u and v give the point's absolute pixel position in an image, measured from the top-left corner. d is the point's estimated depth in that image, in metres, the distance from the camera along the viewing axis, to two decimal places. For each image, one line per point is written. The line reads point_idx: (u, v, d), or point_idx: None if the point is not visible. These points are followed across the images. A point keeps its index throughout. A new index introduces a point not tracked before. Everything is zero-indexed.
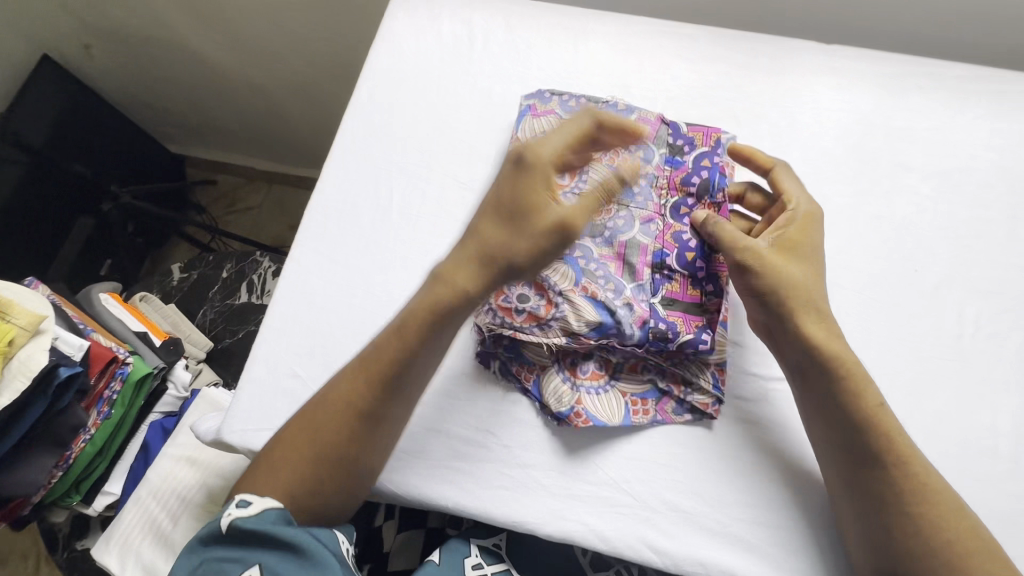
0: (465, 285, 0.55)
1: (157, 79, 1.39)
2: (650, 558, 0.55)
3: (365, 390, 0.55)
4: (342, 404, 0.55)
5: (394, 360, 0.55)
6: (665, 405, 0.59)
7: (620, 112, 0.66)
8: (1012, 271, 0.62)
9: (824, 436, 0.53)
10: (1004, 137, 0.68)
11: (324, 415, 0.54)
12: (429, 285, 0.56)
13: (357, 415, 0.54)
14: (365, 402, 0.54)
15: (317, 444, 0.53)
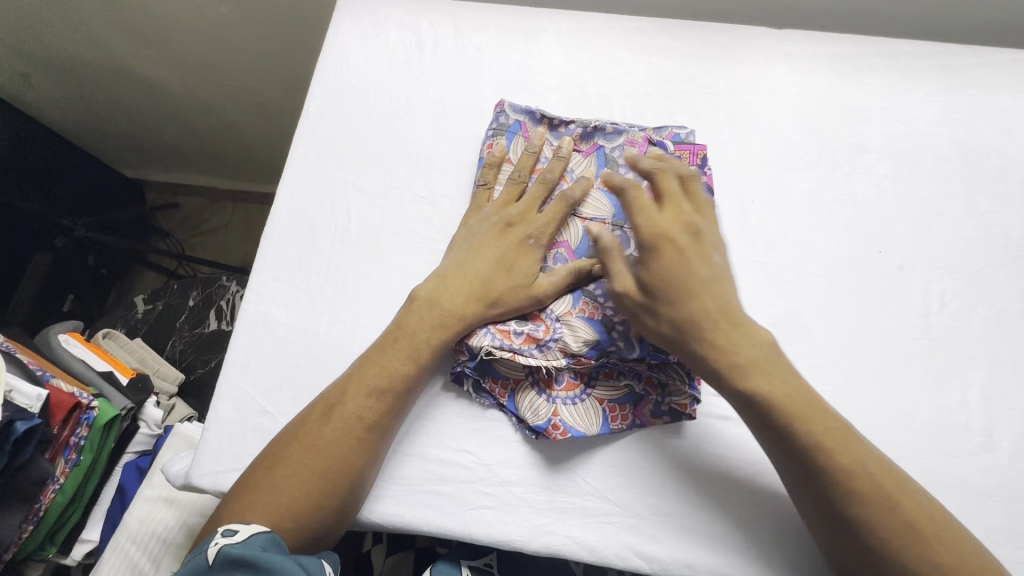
0: (454, 315, 0.57)
1: (104, 104, 1.33)
2: (639, 566, 0.55)
3: (372, 403, 0.54)
4: (351, 419, 0.53)
5: (401, 374, 0.55)
6: (643, 408, 0.58)
7: (609, 137, 0.65)
8: (972, 244, 0.63)
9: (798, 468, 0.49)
10: (956, 111, 0.68)
11: (328, 432, 0.52)
12: (419, 314, 0.57)
13: (366, 429, 0.53)
14: (376, 415, 0.54)
15: (329, 460, 0.52)
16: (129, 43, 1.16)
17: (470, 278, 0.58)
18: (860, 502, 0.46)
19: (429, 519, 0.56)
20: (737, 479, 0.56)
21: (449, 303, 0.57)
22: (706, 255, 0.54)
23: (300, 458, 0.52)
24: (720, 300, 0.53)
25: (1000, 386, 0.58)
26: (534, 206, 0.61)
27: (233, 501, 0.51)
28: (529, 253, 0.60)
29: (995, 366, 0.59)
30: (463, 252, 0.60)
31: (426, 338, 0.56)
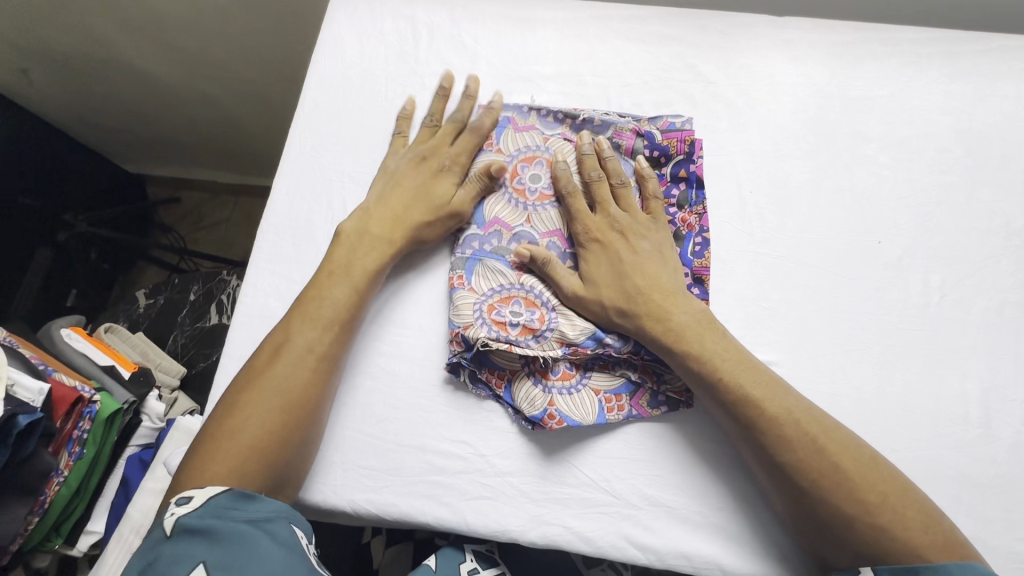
0: (382, 240, 0.60)
1: (104, 98, 1.33)
2: (634, 555, 0.55)
3: (322, 335, 0.56)
4: (305, 353, 0.54)
5: (345, 303, 0.57)
6: (640, 398, 0.58)
7: (597, 129, 0.65)
8: (974, 234, 0.62)
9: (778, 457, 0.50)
10: (959, 98, 0.67)
11: (282, 365, 0.54)
12: (344, 247, 0.60)
13: (319, 360, 0.55)
14: (329, 346, 0.56)
15: (288, 392, 0.52)
16: (126, 36, 1.15)
17: (392, 207, 0.62)
18: (825, 487, 0.48)
19: (426, 510, 0.57)
20: (733, 470, 0.56)
21: (375, 229, 0.61)
22: (634, 244, 0.59)
23: (261, 393, 0.52)
24: (654, 283, 0.57)
25: (999, 377, 0.57)
26: (444, 139, 0.66)
27: (195, 457, 0.49)
28: (444, 180, 0.64)
29: (994, 357, 0.58)
30: (384, 187, 0.64)
31: (359, 263, 0.59)
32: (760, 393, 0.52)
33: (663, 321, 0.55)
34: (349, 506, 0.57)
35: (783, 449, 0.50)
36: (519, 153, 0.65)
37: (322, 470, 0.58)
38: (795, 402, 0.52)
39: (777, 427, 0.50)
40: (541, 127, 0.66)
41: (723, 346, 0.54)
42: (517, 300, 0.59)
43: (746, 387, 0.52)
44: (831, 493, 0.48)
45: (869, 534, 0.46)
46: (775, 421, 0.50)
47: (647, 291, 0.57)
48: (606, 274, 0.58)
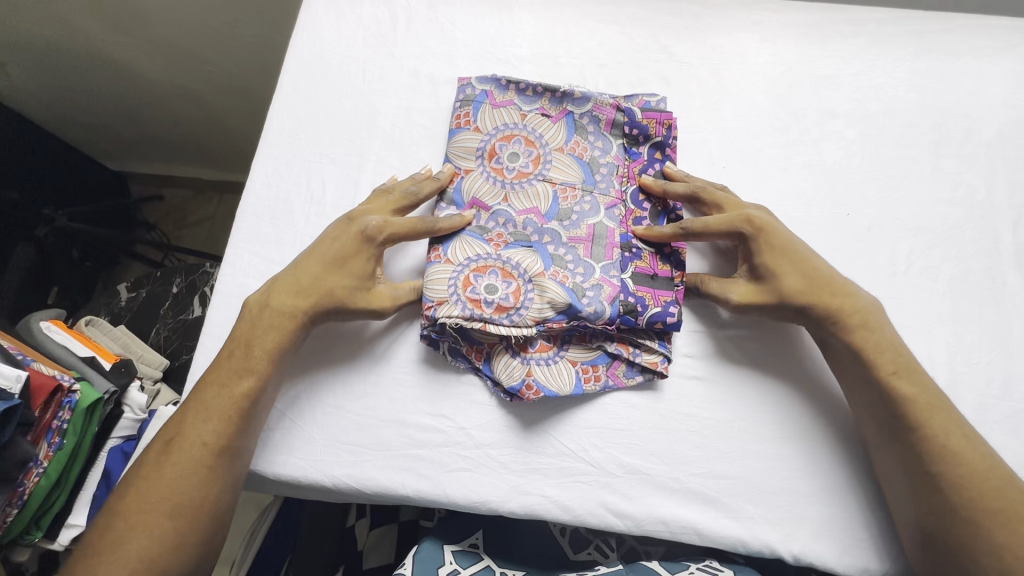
0: (289, 312, 0.57)
1: (82, 94, 1.32)
2: (613, 522, 0.56)
3: (216, 427, 0.53)
4: (193, 446, 0.52)
5: (239, 390, 0.54)
6: (617, 368, 0.59)
7: (577, 102, 0.65)
8: (939, 206, 0.64)
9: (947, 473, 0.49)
10: (924, 76, 0.69)
11: (175, 467, 0.51)
12: (251, 318, 0.57)
13: (214, 455, 0.52)
14: (220, 437, 0.53)
15: (179, 489, 0.50)
16: (104, 27, 1.14)
17: (307, 274, 0.58)
18: (967, 507, 0.48)
19: (405, 484, 0.57)
20: (709, 435, 0.57)
21: (277, 303, 0.57)
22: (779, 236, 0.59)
23: (152, 495, 0.50)
24: (829, 280, 0.56)
25: (965, 341, 0.59)
26: (381, 204, 0.60)
27: (91, 560, 0.48)
28: (363, 253, 0.59)
29: (960, 322, 0.60)
30: (304, 255, 0.59)
31: (258, 343, 0.56)
32: (930, 403, 0.52)
33: (842, 311, 0.55)
34: (330, 481, 0.58)
35: (933, 461, 0.50)
36: (498, 131, 0.65)
37: (300, 446, 0.58)
38: (941, 400, 0.52)
39: (941, 438, 0.50)
40: (519, 102, 0.66)
41: (888, 349, 0.54)
42: (494, 271, 0.58)
43: (919, 394, 0.52)
44: (949, 494, 0.49)
45: (971, 529, 0.48)
46: (943, 432, 0.50)
47: (825, 291, 0.56)
48: (789, 272, 0.56)
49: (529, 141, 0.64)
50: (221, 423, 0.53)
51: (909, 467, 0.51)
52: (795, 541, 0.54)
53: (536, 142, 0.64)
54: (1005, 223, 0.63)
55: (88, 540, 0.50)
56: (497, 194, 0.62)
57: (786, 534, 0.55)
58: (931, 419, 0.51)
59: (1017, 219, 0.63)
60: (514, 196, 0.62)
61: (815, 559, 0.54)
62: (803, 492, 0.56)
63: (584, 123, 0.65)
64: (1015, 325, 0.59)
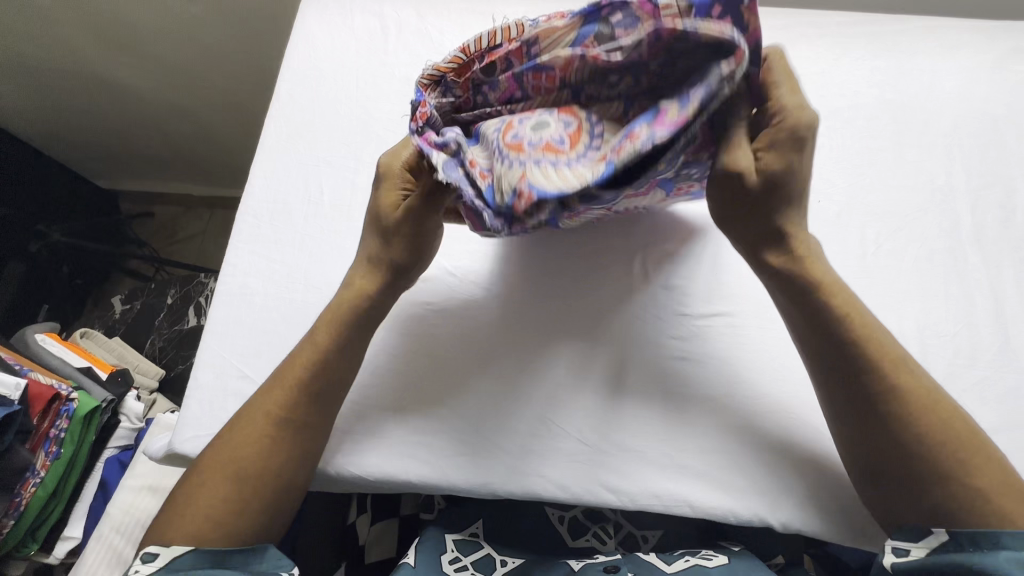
0: (359, 286, 0.58)
1: (77, 113, 1.34)
2: (609, 499, 0.58)
3: (280, 399, 0.54)
4: (261, 414, 0.53)
5: (303, 366, 0.55)
6: (665, 115, 0.41)
7: None
8: (902, 192, 0.68)
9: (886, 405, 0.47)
10: (883, 73, 0.74)
11: (245, 433, 0.53)
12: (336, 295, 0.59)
13: (277, 425, 0.53)
14: (286, 408, 0.54)
15: (246, 453, 0.52)
16: (98, 47, 1.17)
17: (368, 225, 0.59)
18: (915, 442, 0.46)
19: (411, 469, 0.59)
20: (697, 412, 0.60)
21: (356, 274, 0.59)
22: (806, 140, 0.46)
23: (226, 457, 0.52)
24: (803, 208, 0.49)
25: (933, 316, 0.63)
26: (410, 141, 0.59)
27: (168, 518, 0.51)
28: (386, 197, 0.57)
29: (928, 299, 0.63)
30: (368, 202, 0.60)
31: (325, 323, 0.57)
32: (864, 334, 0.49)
33: (786, 250, 0.50)
34: (333, 470, 0.59)
35: (877, 397, 0.47)
36: None
37: None
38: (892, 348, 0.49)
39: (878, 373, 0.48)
40: None
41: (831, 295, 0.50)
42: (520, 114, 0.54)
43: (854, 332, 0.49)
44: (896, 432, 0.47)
45: (910, 462, 0.46)
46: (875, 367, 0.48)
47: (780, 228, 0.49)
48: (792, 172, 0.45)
49: None
50: (287, 396, 0.54)
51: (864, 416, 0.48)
52: (787, 510, 0.56)
53: None
54: (964, 205, 0.67)
55: (168, 500, 0.53)
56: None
57: (777, 504, 0.57)
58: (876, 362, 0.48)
59: (975, 201, 0.67)
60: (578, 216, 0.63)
61: (804, 528, 0.56)
62: (791, 463, 0.58)
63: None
64: (978, 299, 0.63)
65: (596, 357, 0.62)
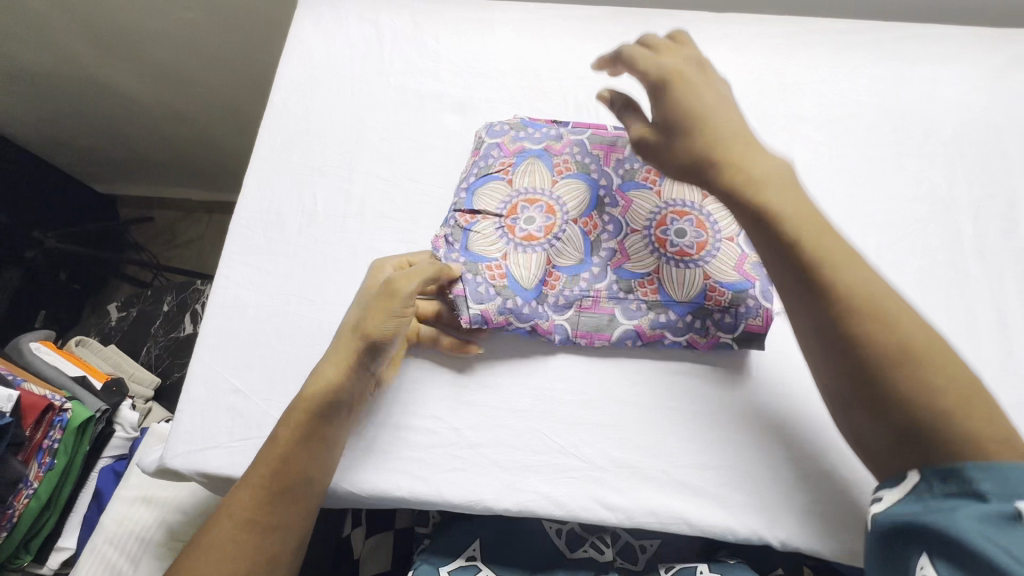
0: (328, 378, 0.56)
1: (73, 119, 1.34)
2: (604, 516, 0.57)
3: (249, 494, 0.52)
4: (222, 517, 0.51)
5: (275, 455, 0.54)
6: (553, 148, 0.67)
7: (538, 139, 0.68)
8: (904, 202, 0.67)
9: (864, 342, 0.45)
10: (884, 81, 0.73)
11: (208, 535, 0.51)
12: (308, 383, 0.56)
13: (248, 523, 0.51)
14: (247, 509, 0.51)
15: (207, 559, 0.50)
16: (94, 52, 1.16)
17: (347, 329, 0.58)
18: (902, 381, 0.43)
19: (404, 482, 0.58)
20: (694, 427, 0.59)
21: (332, 364, 0.56)
22: (711, 83, 0.55)
23: (189, 562, 0.50)
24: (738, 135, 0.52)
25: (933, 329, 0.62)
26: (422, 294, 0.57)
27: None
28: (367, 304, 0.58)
29: (928, 311, 0.62)
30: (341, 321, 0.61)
31: (299, 410, 0.55)
32: (835, 264, 0.48)
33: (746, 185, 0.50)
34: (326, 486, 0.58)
35: (855, 329, 0.46)
36: (521, 194, 0.65)
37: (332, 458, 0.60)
38: (867, 287, 0.47)
39: (847, 299, 0.46)
40: (499, 164, 0.67)
41: (800, 211, 0.50)
42: (540, 206, 0.64)
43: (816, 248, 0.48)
44: (869, 353, 0.45)
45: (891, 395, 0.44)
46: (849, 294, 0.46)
47: (727, 152, 0.51)
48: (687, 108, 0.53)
49: (550, 207, 0.64)
50: (260, 490, 0.52)
51: (824, 337, 0.47)
52: (786, 528, 0.55)
53: (556, 210, 0.64)
54: (966, 216, 0.66)
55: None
56: (499, 248, 0.63)
57: (775, 521, 0.56)
58: (842, 281, 0.47)
59: (977, 211, 0.66)
60: (715, 270, 0.61)
61: (803, 545, 0.55)
62: (790, 479, 0.57)
63: (567, 137, 0.68)
64: (980, 312, 0.62)
65: (593, 370, 0.62)
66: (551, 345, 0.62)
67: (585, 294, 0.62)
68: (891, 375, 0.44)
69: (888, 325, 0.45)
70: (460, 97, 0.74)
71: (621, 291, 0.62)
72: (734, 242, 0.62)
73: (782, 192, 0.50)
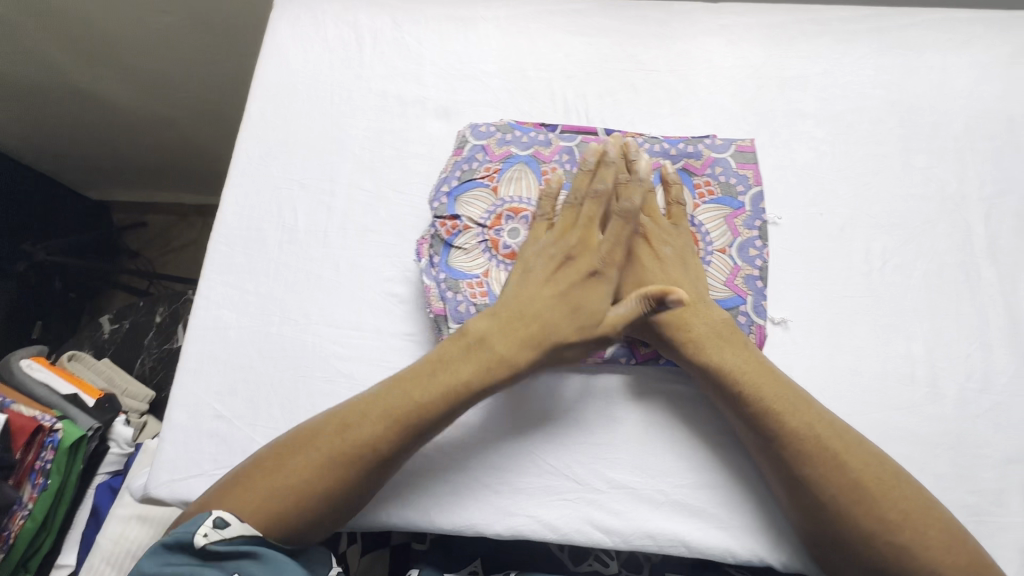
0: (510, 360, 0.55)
1: (58, 128, 1.31)
2: (600, 539, 0.55)
3: (387, 433, 0.52)
4: (361, 445, 0.51)
5: (427, 414, 0.53)
6: (541, 159, 0.64)
7: (525, 146, 0.65)
8: (910, 202, 0.64)
9: (827, 495, 0.49)
10: (889, 72, 0.69)
11: (338, 454, 0.51)
12: (471, 350, 0.55)
13: (377, 460, 0.52)
14: (390, 447, 0.52)
15: (329, 478, 0.50)
16: (72, 58, 1.13)
17: (532, 313, 0.56)
18: (846, 503, 0.48)
19: (392, 508, 0.57)
20: (691, 446, 0.57)
21: (502, 347, 0.55)
22: (657, 250, 0.59)
23: (307, 469, 0.50)
24: (681, 290, 0.57)
25: (943, 337, 0.59)
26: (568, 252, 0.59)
27: (236, 483, 0.50)
28: (597, 288, 0.57)
29: (937, 317, 0.59)
30: (522, 281, 0.57)
31: (474, 381, 0.54)
32: (782, 406, 0.51)
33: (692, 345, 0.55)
34: None
35: (803, 464, 0.50)
36: (505, 206, 0.62)
37: None
38: (810, 419, 0.51)
39: (797, 442, 0.50)
40: (483, 167, 0.64)
41: (743, 357, 0.54)
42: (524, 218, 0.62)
43: (770, 400, 0.52)
44: (824, 493, 0.49)
45: (850, 530, 0.48)
46: (795, 435, 0.50)
47: (676, 312, 0.56)
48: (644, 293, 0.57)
49: None
50: (395, 433, 0.52)
51: (782, 474, 0.51)
52: (788, 548, 0.54)
53: None
54: (977, 215, 0.63)
55: (258, 453, 0.53)
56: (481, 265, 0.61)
57: (776, 541, 0.54)
58: (790, 424, 0.51)
59: (989, 210, 0.63)
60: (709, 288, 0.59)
61: (806, 566, 0.53)
62: None
63: (556, 143, 0.65)
64: (991, 317, 0.59)
65: (585, 387, 0.59)
66: None
67: None
68: (848, 514, 0.48)
69: (833, 458, 0.50)
70: (444, 101, 0.71)
71: None
72: (727, 256, 0.60)
73: (732, 347, 0.55)
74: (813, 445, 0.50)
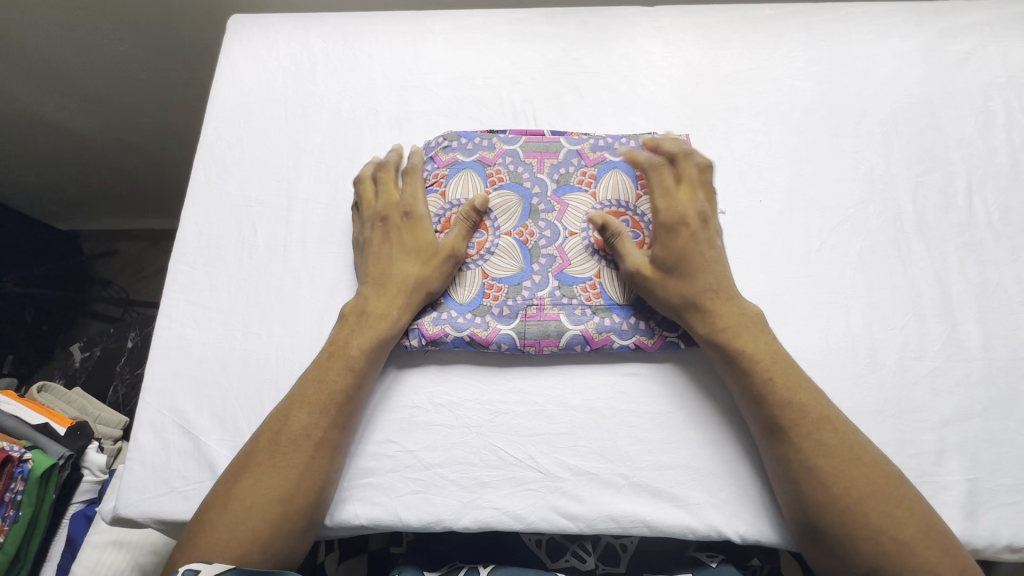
0: (386, 316, 0.60)
1: (20, 160, 1.29)
2: (565, 525, 0.57)
3: (321, 419, 0.56)
4: (297, 435, 0.55)
5: (341, 389, 0.57)
6: (487, 161, 0.67)
7: (468, 151, 0.67)
8: (843, 184, 0.67)
9: (842, 491, 0.50)
10: (818, 64, 0.73)
11: (280, 454, 0.54)
12: (341, 325, 0.60)
13: (317, 446, 0.55)
14: (324, 430, 0.55)
15: (286, 475, 0.53)
16: (31, 89, 1.13)
17: (388, 274, 0.61)
18: (852, 498, 0.49)
19: (363, 512, 0.58)
20: (648, 428, 0.59)
21: (374, 308, 0.60)
22: (716, 241, 0.60)
23: (257, 476, 0.53)
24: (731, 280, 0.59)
25: (879, 310, 0.62)
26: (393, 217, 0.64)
27: (199, 529, 0.51)
28: (417, 227, 0.63)
29: (873, 293, 0.63)
30: (365, 262, 0.63)
31: (358, 347, 0.58)
32: (805, 398, 0.53)
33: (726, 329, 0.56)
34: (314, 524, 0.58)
35: (819, 456, 0.51)
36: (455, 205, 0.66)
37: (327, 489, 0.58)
38: (829, 416, 0.53)
39: (818, 431, 0.52)
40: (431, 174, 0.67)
41: (771, 349, 0.56)
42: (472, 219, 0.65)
43: (797, 394, 0.53)
44: (832, 484, 0.50)
45: (857, 525, 0.49)
46: (817, 427, 0.52)
47: (724, 298, 0.58)
48: (701, 274, 0.58)
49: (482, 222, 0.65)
50: (325, 416, 0.56)
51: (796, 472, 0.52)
52: (744, 520, 0.56)
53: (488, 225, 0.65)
54: (905, 193, 0.67)
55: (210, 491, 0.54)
56: None
57: (732, 513, 0.56)
58: (813, 415, 0.53)
59: (916, 187, 0.67)
60: None
61: (760, 537, 0.55)
62: (745, 474, 0.57)
63: (500, 147, 0.68)
64: (923, 289, 0.63)
65: (542, 379, 0.61)
66: (503, 359, 0.62)
67: (528, 302, 0.62)
68: (857, 509, 0.49)
69: (846, 450, 0.51)
70: (396, 112, 0.73)
71: (564, 297, 0.62)
72: None
73: (768, 338, 0.56)
74: (830, 442, 0.52)
